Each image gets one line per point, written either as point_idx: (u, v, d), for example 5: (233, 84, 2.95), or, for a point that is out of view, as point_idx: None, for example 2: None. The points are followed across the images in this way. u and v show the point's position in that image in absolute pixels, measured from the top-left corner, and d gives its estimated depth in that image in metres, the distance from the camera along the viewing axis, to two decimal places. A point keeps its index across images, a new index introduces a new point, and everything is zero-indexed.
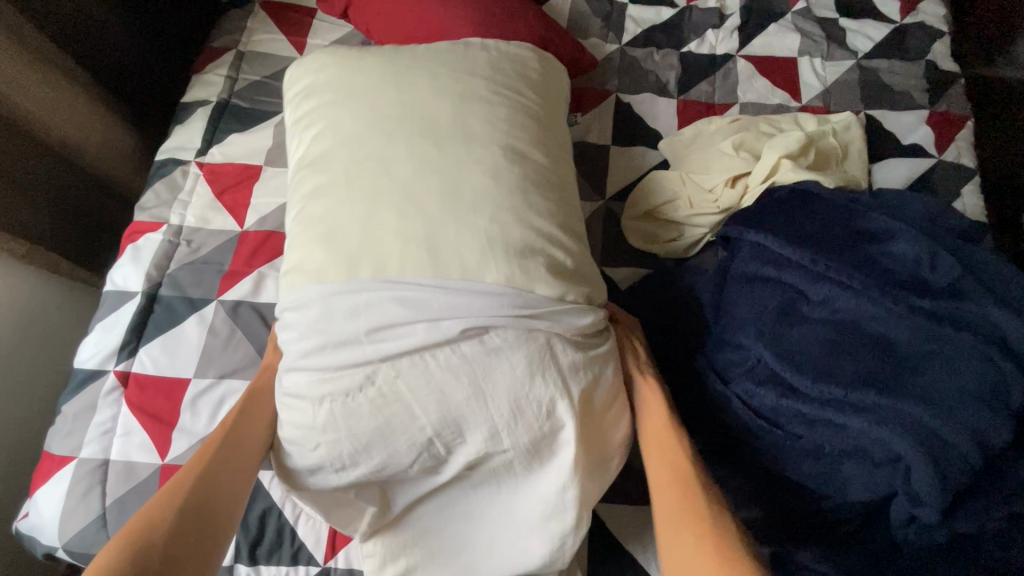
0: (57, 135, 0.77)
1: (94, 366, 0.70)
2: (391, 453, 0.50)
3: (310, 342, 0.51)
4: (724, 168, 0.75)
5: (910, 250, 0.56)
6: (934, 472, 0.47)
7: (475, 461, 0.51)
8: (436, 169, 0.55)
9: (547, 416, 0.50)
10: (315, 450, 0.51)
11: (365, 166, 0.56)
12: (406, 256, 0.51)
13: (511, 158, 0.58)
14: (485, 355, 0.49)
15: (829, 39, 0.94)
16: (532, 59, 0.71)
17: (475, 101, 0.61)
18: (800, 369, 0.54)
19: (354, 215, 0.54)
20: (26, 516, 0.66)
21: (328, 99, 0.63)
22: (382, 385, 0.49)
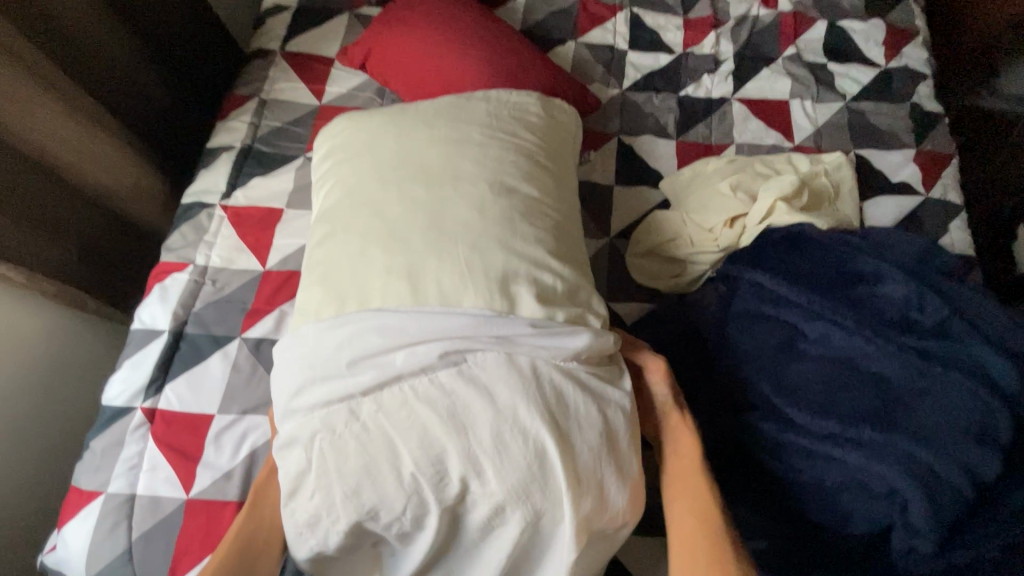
0: (92, 182, 0.82)
1: (122, 403, 0.72)
2: (380, 495, 0.48)
3: (301, 383, 0.53)
4: (723, 209, 0.79)
5: (900, 292, 0.60)
6: (927, 505, 0.50)
7: (465, 503, 0.49)
8: (423, 208, 0.60)
9: (530, 445, 0.49)
10: (308, 500, 0.50)
11: (361, 212, 0.60)
12: (389, 289, 0.55)
13: (497, 192, 0.62)
14: (464, 383, 0.51)
15: (818, 83, 0.99)
16: (535, 104, 0.75)
17: (468, 145, 0.66)
18: (799, 405, 0.58)
19: (350, 257, 0.58)
20: (54, 550, 0.68)
21: (334, 156, 0.68)
22: (365, 420, 0.50)
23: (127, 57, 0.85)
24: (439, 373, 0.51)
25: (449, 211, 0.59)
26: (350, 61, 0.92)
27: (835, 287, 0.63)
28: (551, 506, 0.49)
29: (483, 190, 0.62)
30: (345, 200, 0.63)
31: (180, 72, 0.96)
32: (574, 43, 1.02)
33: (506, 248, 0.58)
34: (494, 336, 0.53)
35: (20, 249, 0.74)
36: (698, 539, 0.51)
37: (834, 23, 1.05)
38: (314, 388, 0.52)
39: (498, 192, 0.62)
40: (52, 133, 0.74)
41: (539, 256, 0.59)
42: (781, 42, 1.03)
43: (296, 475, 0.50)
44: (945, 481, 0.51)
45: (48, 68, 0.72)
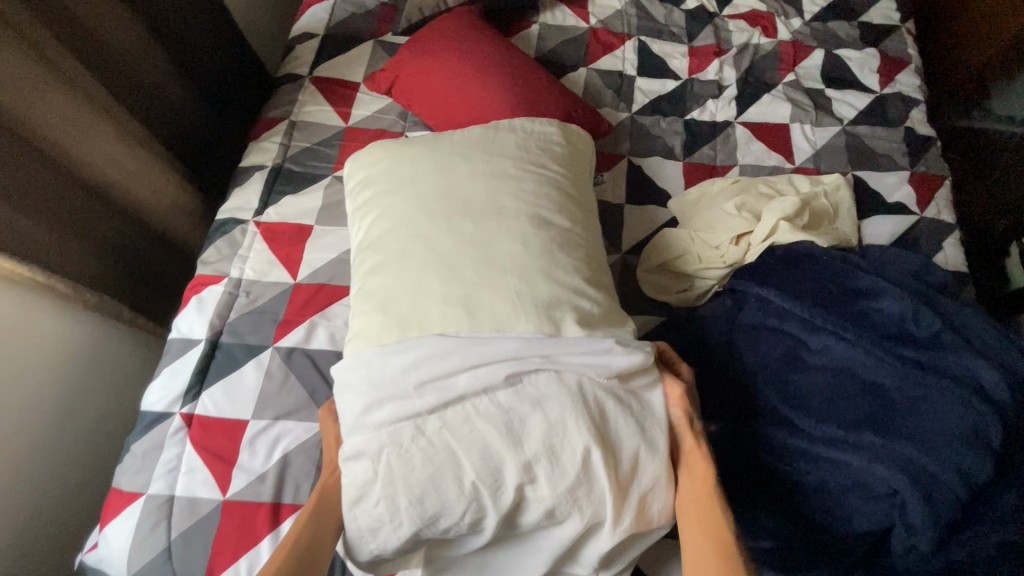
0: (135, 200, 0.87)
1: (161, 408, 0.76)
2: (442, 504, 0.53)
3: (366, 401, 0.57)
4: (728, 227, 0.84)
5: (896, 305, 0.65)
6: (926, 505, 0.54)
7: (520, 509, 0.54)
8: (472, 241, 0.64)
9: (582, 458, 0.54)
10: (371, 509, 0.54)
11: (413, 243, 0.65)
12: (448, 316, 0.59)
13: (538, 226, 0.67)
14: (522, 401, 0.55)
15: (817, 108, 1.05)
16: (557, 134, 0.80)
17: (506, 180, 0.70)
18: (804, 412, 0.62)
19: (406, 285, 0.62)
20: (95, 549, 0.71)
21: (380, 188, 0.72)
22: (431, 435, 0.54)
23: (170, 85, 0.91)
24: (496, 391, 0.55)
25: (495, 243, 0.64)
26: (375, 85, 0.98)
27: (837, 302, 0.67)
28: (597, 513, 0.54)
29: (520, 223, 0.67)
30: (395, 231, 0.67)
31: (215, 97, 1.02)
32: (586, 69, 1.08)
33: (549, 278, 0.63)
34: (548, 357, 0.57)
35: (69, 263, 0.78)
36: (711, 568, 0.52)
37: (830, 51, 1.11)
38: (380, 406, 0.56)
39: (538, 225, 0.67)
40: (104, 155, 0.80)
41: (578, 285, 0.64)
42: (781, 69, 1.09)
43: (362, 485, 0.54)
44: (942, 482, 0.55)
45: (100, 94, 0.78)
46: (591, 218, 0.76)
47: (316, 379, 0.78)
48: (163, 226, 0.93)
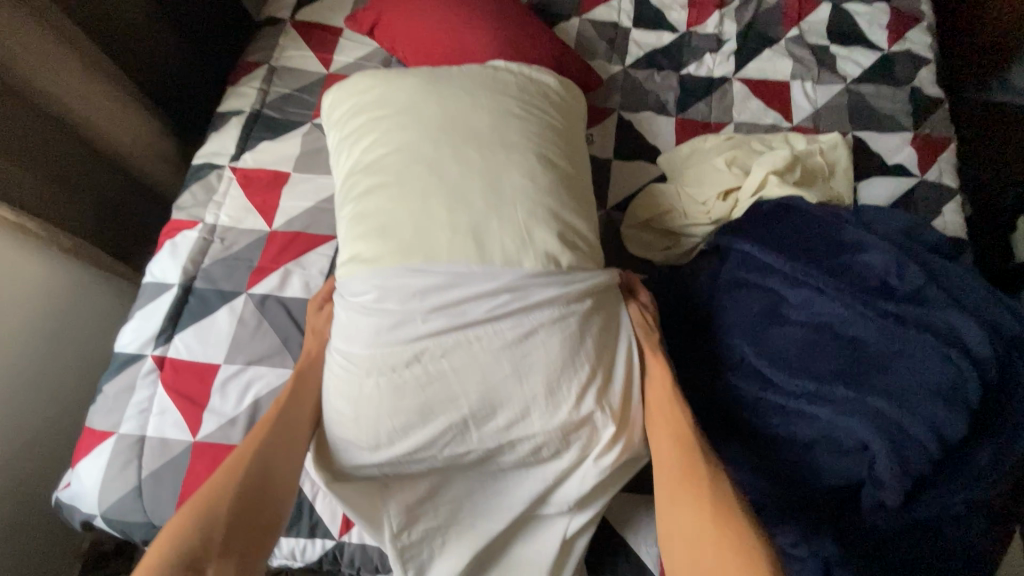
0: (108, 139, 0.85)
1: (134, 350, 0.76)
2: (431, 434, 0.53)
3: (369, 324, 0.54)
4: (717, 183, 0.81)
5: (880, 260, 0.62)
6: (894, 459, 0.53)
7: (504, 444, 0.54)
8: (479, 171, 0.60)
9: (581, 394, 0.54)
10: (357, 431, 0.54)
11: (418, 168, 0.60)
12: (454, 244, 0.56)
13: (545, 165, 0.63)
14: (525, 336, 0.54)
15: (820, 65, 1.00)
16: (555, 84, 0.75)
17: (511, 117, 0.66)
18: (779, 365, 0.61)
19: (409, 211, 0.58)
20: (67, 487, 0.72)
21: (378, 114, 0.67)
22: (428, 363, 0.53)
23: (144, 22, 0.88)
24: (502, 325, 0.54)
25: (501, 177, 0.60)
26: (356, 25, 0.95)
27: (819, 256, 0.65)
28: (590, 445, 0.55)
29: (525, 161, 0.62)
30: (398, 156, 0.62)
31: (194, 39, 0.98)
32: (579, 20, 1.04)
33: (557, 218, 0.60)
34: (553, 295, 0.55)
35: (37, 201, 0.76)
36: (676, 461, 0.52)
37: (838, 5, 1.06)
38: (381, 333, 0.54)
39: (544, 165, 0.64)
40: (71, 88, 0.77)
41: (580, 230, 0.62)
42: (784, 23, 1.04)
43: (357, 409, 0.54)
44: (911, 435, 0.54)
45: (68, 25, 0.75)
46: (583, 167, 0.71)
47: (289, 326, 0.77)
48: (137, 168, 0.91)
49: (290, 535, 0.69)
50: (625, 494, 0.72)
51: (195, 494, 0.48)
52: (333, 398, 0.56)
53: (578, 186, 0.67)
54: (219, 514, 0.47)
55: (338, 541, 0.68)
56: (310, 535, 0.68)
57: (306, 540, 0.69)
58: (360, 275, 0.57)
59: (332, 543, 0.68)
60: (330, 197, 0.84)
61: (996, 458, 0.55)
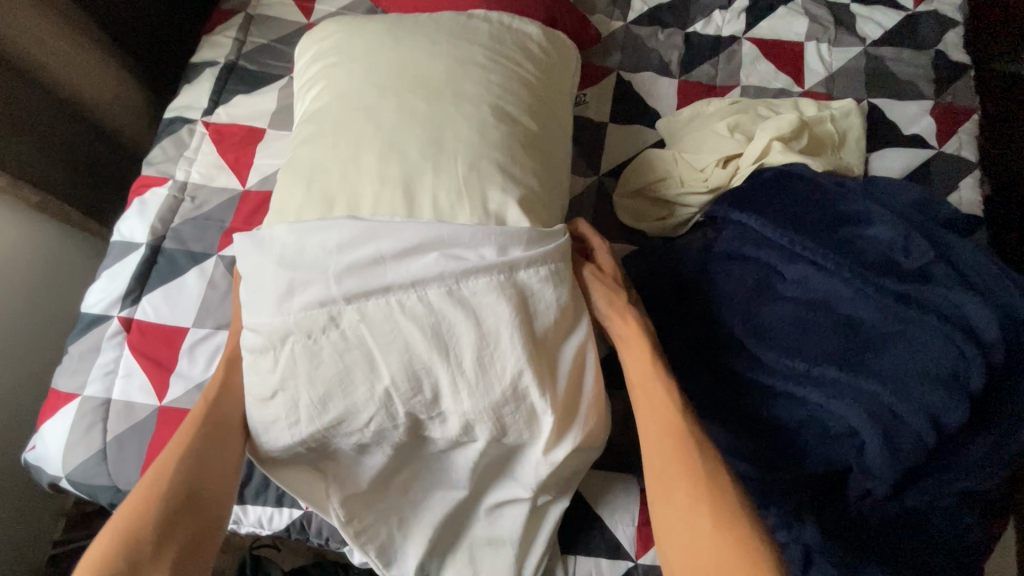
0: (68, 87, 0.80)
1: (100, 311, 0.73)
2: (349, 405, 0.51)
3: (276, 284, 0.51)
4: (717, 149, 0.75)
5: (886, 234, 0.57)
6: (885, 447, 0.49)
7: (434, 418, 0.52)
8: (419, 119, 0.57)
9: (517, 372, 0.50)
10: (275, 401, 0.52)
11: (354, 116, 0.58)
12: (381, 197, 0.53)
13: (497, 116, 0.59)
14: (454, 305, 0.50)
15: (838, 25, 0.93)
16: (537, 34, 0.70)
17: (470, 65, 0.62)
18: (767, 344, 0.57)
19: (338, 159, 0.56)
20: (33, 448, 0.70)
21: (331, 63, 0.64)
22: (344, 328, 0.50)
23: None
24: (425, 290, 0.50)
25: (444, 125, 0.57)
26: None
27: (813, 228, 0.60)
28: (526, 426, 0.52)
29: (473, 110, 0.59)
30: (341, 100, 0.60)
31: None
32: None
33: (495, 167, 0.56)
34: (481, 259, 0.51)
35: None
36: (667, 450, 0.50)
37: None
38: (293, 292, 0.51)
39: (499, 117, 0.60)
40: (16, 23, 0.71)
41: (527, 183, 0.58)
42: None
43: (274, 378, 0.51)
44: (907, 425, 0.50)
45: None
46: (559, 125, 0.67)
47: None
48: (103, 119, 0.87)
49: (256, 504, 0.67)
50: (604, 474, 0.69)
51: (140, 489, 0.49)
52: (249, 365, 0.53)
53: (542, 141, 0.63)
54: (154, 510, 0.48)
55: (305, 512, 0.67)
56: (277, 505, 0.67)
57: (274, 508, 0.67)
58: (278, 228, 0.53)
59: (299, 513, 0.67)
60: None
61: (999, 448, 0.52)
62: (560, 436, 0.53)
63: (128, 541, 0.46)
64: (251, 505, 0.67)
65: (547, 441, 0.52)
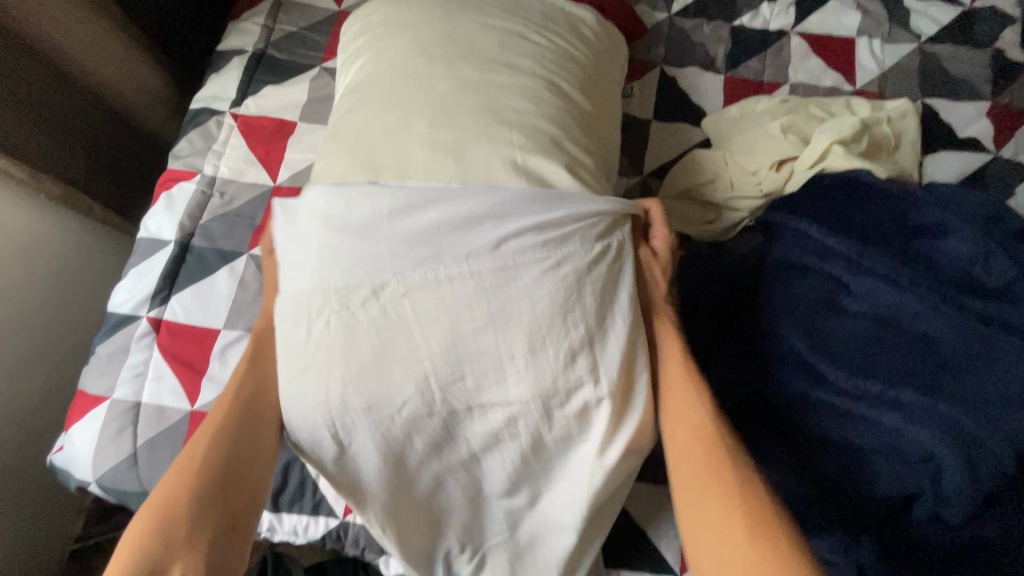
0: (94, 77, 0.78)
1: (128, 310, 0.71)
2: (387, 385, 0.48)
3: (325, 246, 0.48)
4: (771, 151, 0.72)
5: (964, 248, 0.55)
6: (967, 476, 0.47)
7: (473, 403, 0.49)
8: (472, 89, 0.55)
9: (569, 356, 0.48)
10: (309, 378, 0.49)
11: (405, 84, 0.55)
12: (432, 163, 0.51)
13: (552, 91, 0.57)
14: (507, 284, 0.47)
15: (891, 20, 0.89)
16: (590, 21, 0.67)
17: (523, 40, 0.60)
18: (835, 361, 0.54)
19: (387, 126, 0.53)
20: (61, 451, 0.68)
21: (376, 33, 0.61)
22: (386, 302, 0.47)
23: None
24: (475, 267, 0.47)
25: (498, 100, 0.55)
26: None
27: (885, 239, 0.58)
28: (577, 421, 0.49)
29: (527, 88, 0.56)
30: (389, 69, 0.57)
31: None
32: None
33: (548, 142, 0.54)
34: (536, 232, 0.48)
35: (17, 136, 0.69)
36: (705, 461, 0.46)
37: None
38: (337, 258, 0.48)
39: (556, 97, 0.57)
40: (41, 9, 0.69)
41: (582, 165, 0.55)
42: None
43: (310, 359, 0.48)
44: (991, 452, 0.47)
45: None
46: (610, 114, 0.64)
47: None
48: (129, 109, 0.85)
49: (292, 512, 0.65)
50: (649, 487, 0.67)
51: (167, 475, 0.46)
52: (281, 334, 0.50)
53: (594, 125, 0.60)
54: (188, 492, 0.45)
55: (342, 521, 0.65)
56: (313, 514, 0.65)
57: (310, 517, 0.65)
58: (317, 193, 0.50)
59: (336, 522, 0.65)
60: None
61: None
62: (611, 434, 0.49)
63: (161, 532, 0.43)
64: (286, 513, 0.65)
65: (600, 439, 0.49)
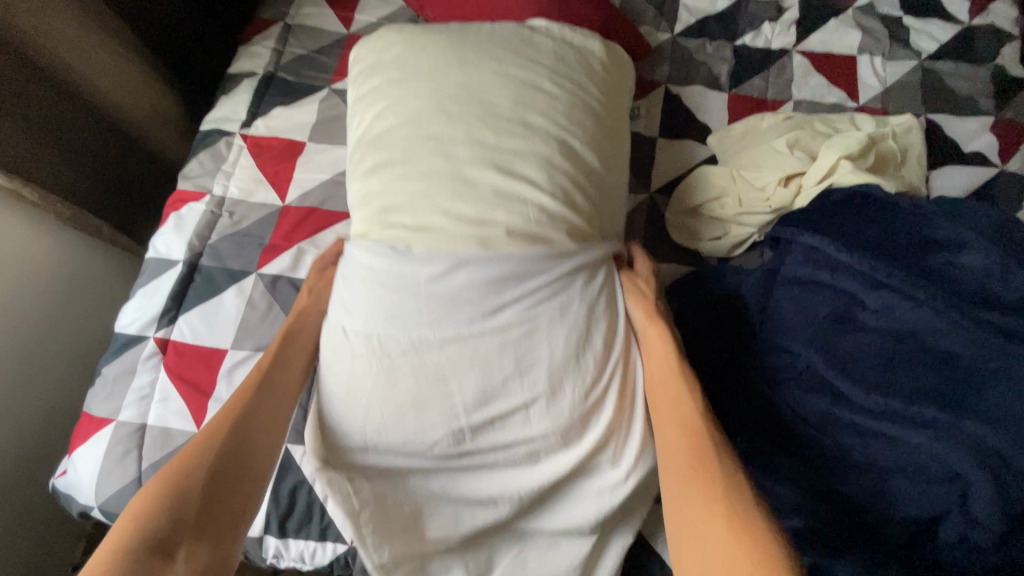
0: (110, 104, 0.79)
1: (135, 331, 0.71)
2: (421, 429, 0.50)
3: (371, 304, 0.52)
4: (778, 167, 0.72)
5: (981, 262, 0.55)
6: (996, 495, 0.46)
7: (503, 443, 0.51)
8: (489, 153, 0.55)
9: (586, 393, 0.51)
10: (351, 420, 0.51)
11: (423, 145, 0.56)
12: (456, 236, 0.52)
13: (564, 153, 0.57)
14: (529, 333, 0.50)
15: (892, 37, 0.90)
16: (601, 51, 0.68)
17: (535, 91, 0.60)
18: (850, 377, 0.54)
19: (410, 193, 0.54)
20: (64, 475, 0.67)
21: (392, 79, 0.62)
22: (422, 351, 0.50)
23: None
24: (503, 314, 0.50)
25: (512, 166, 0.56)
26: None
27: (900, 255, 0.58)
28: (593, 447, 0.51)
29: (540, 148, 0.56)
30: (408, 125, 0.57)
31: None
32: None
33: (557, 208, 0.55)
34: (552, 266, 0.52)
35: (26, 160, 0.69)
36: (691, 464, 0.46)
37: None
38: (382, 313, 0.51)
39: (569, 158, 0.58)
40: (61, 39, 0.71)
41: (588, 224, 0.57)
42: None
43: (354, 399, 0.51)
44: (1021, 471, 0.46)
45: None
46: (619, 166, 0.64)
47: None
48: (143, 133, 0.86)
49: (299, 538, 0.64)
50: None
51: (170, 460, 0.47)
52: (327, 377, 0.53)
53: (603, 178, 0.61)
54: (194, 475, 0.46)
55: (350, 547, 0.63)
56: (321, 539, 0.63)
57: (317, 543, 0.64)
58: (361, 250, 0.54)
59: (344, 548, 0.63)
60: (347, 170, 0.77)
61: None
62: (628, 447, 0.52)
63: (177, 493, 0.45)
64: (293, 539, 0.64)
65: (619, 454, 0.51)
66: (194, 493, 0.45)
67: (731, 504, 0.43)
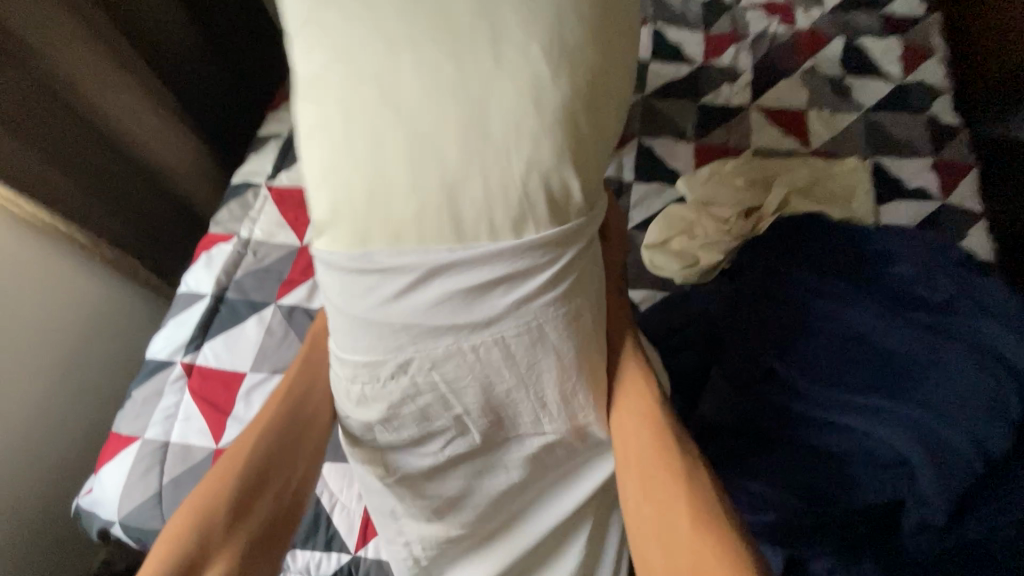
0: (150, 154, 0.89)
1: (164, 357, 0.78)
2: (427, 429, 0.51)
3: (345, 325, 0.47)
4: (737, 204, 0.83)
5: (909, 273, 0.64)
6: (934, 473, 0.52)
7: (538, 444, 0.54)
8: (455, 63, 0.39)
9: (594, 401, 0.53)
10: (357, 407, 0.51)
11: (370, 50, 0.39)
12: (425, 213, 0.41)
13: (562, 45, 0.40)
14: (533, 344, 0.47)
15: (835, 94, 1.03)
16: None
17: None
18: (806, 374, 0.60)
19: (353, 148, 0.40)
20: (89, 492, 0.72)
21: None
22: (415, 375, 0.47)
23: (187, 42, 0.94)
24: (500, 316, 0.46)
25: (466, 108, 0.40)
26: None
27: (838, 267, 0.66)
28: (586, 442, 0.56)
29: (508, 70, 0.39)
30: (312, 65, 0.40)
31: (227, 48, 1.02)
32: None
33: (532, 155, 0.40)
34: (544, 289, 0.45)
35: (72, 205, 0.79)
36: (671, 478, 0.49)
37: (850, 39, 1.08)
38: (362, 335, 0.46)
39: (558, 68, 0.40)
40: (114, 98, 0.81)
41: (574, 178, 0.42)
42: (799, 56, 1.07)
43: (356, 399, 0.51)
44: (950, 448, 0.53)
45: (115, 37, 0.80)
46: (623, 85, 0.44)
47: None
48: (178, 184, 0.96)
49: (306, 548, 0.67)
50: None
51: (190, 500, 0.48)
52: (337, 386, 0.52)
53: (606, 92, 0.42)
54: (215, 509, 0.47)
55: (353, 556, 0.66)
56: (326, 549, 0.67)
57: (322, 553, 0.67)
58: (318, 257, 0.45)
59: (348, 557, 0.66)
60: None
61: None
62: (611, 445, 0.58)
63: (195, 540, 0.46)
64: (300, 549, 0.67)
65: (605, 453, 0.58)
66: (211, 538, 0.47)
67: (706, 503, 0.47)
